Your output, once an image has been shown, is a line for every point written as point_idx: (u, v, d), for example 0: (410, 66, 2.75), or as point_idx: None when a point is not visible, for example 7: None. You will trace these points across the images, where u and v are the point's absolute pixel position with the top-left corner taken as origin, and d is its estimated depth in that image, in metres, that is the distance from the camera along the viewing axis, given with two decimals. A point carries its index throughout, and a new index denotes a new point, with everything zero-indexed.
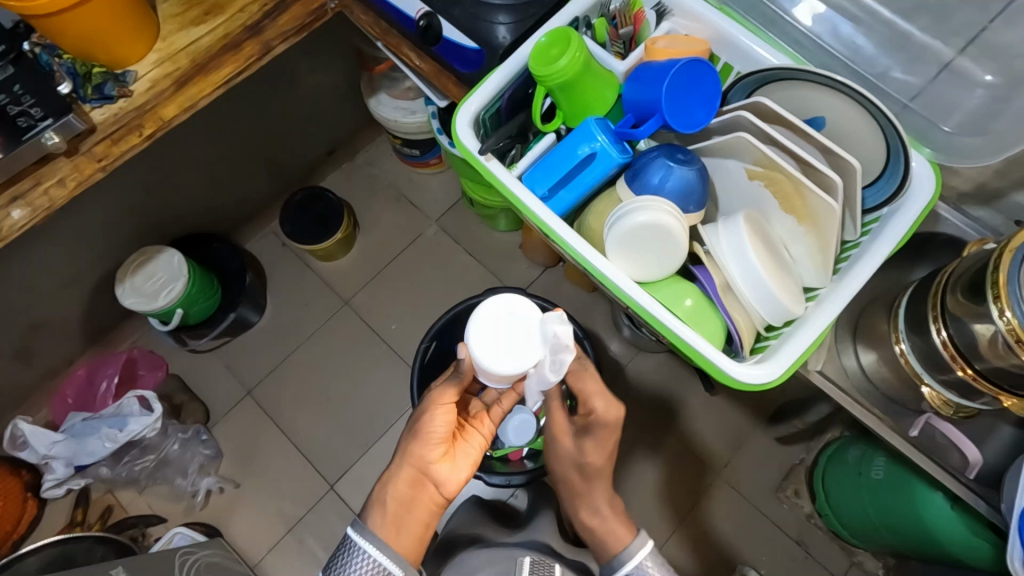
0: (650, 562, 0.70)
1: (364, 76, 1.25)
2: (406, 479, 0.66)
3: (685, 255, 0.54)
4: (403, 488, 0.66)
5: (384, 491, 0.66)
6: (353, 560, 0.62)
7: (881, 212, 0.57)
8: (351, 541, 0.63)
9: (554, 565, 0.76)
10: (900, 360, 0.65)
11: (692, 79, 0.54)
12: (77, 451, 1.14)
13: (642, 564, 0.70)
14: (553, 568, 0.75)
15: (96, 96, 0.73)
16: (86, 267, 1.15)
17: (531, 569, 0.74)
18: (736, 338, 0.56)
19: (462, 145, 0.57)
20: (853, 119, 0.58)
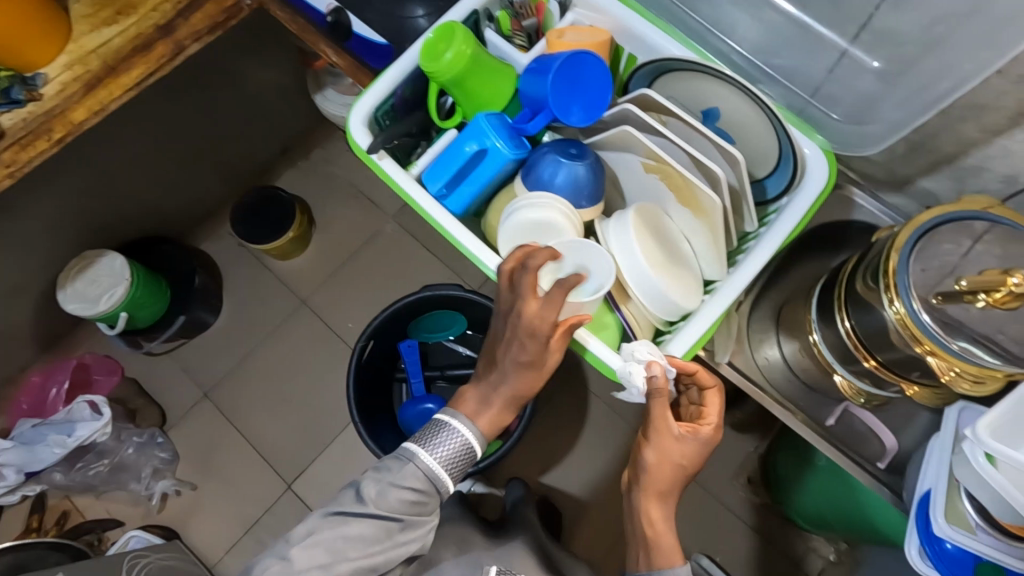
0: None
1: (309, 73, 1.24)
2: (510, 403, 0.61)
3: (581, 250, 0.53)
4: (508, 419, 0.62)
5: (488, 411, 0.61)
6: (443, 441, 0.61)
7: (781, 202, 0.58)
8: (449, 429, 0.61)
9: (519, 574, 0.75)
10: (813, 350, 0.65)
11: (578, 71, 0.53)
12: (28, 458, 1.11)
13: None
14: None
15: (5, 100, 0.71)
16: (30, 273, 1.14)
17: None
18: (631, 334, 0.56)
19: (356, 143, 0.56)
20: (745, 112, 0.58)
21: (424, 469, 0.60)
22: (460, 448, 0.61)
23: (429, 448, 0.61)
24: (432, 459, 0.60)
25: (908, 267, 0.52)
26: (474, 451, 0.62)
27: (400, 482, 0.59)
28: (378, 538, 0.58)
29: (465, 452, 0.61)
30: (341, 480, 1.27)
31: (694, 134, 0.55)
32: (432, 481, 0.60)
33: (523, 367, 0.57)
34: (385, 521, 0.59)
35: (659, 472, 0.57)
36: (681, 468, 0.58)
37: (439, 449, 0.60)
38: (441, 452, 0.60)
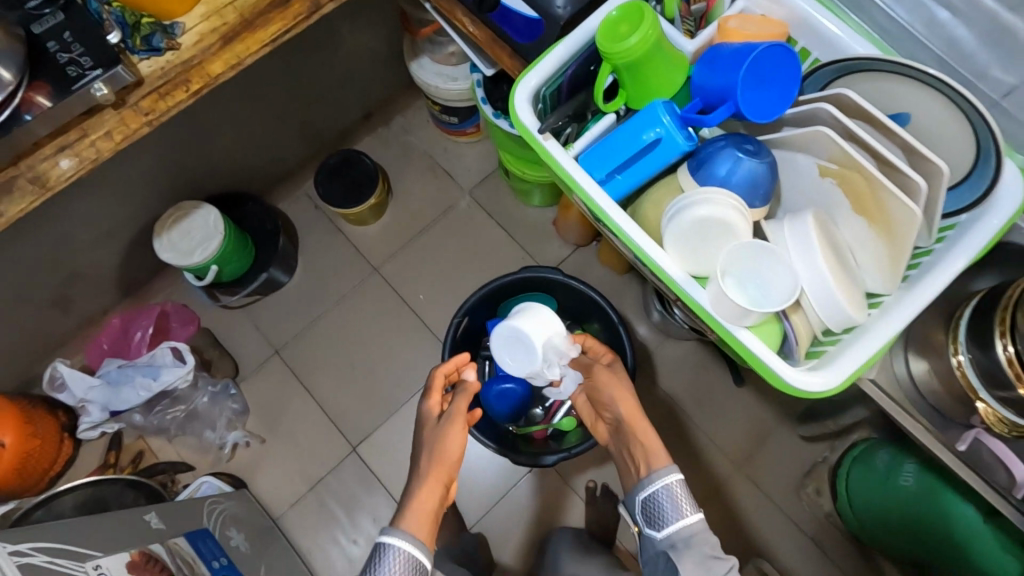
0: (678, 488, 0.66)
1: (406, 37, 1.21)
2: (432, 490, 0.66)
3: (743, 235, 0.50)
4: (430, 504, 0.65)
5: (409, 501, 0.65)
6: (384, 563, 0.59)
7: (959, 218, 0.52)
8: (391, 547, 0.60)
9: None
10: (956, 372, 0.63)
11: (770, 64, 0.51)
12: (112, 397, 1.19)
13: (669, 487, 0.66)
14: None
15: (145, 47, 0.72)
16: (124, 219, 1.16)
17: None
18: (794, 343, 0.52)
19: (520, 121, 0.56)
20: (947, 123, 0.53)
21: None
22: (403, 564, 0.60)
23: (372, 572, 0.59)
24: None
25: None
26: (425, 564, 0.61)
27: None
28: None
29: (417, 562, 0.60)
30: (405, 448, 1.29)
31: (881, 136, 0.51)
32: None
33: (434, 447, 0.69)
34: None
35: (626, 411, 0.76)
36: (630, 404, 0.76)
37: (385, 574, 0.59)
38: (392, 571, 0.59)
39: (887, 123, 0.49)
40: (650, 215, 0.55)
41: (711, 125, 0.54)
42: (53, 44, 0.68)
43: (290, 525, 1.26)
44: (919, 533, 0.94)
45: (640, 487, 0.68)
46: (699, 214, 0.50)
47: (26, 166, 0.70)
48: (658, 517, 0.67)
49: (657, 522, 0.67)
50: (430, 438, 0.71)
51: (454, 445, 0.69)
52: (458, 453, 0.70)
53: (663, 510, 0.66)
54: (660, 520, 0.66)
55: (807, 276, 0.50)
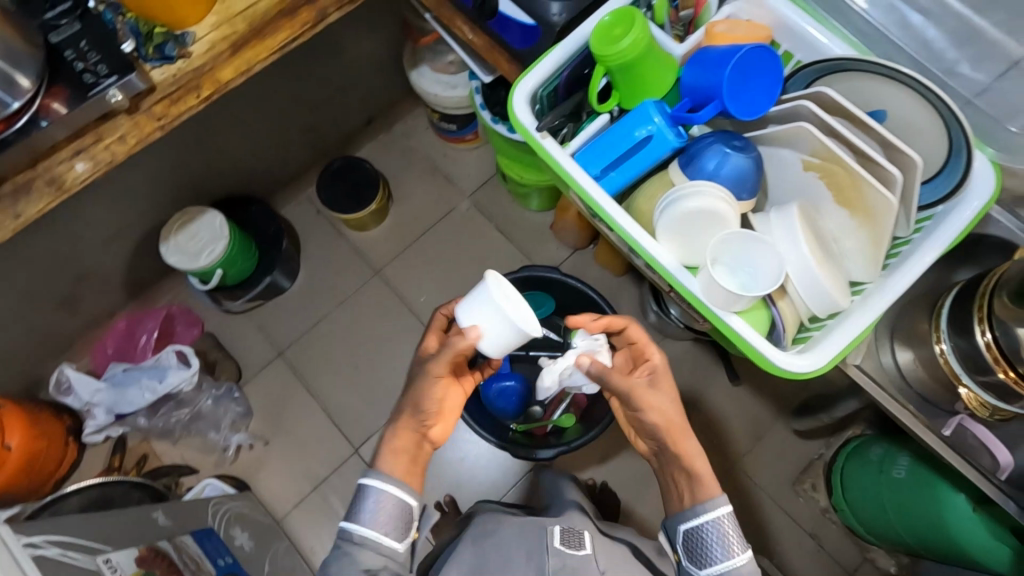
0: (727, 522, 0.64)
1: (407, 46, 1.25)
2: (404, 436, 0.70)
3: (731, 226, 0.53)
4: (403, 447, 0.69)
5: (384, 444, 0.70)
6: (366, 505, 0.66)
7: (936, 209, 0.55)
8: (365, 488, 0.66)
9: (582, 532, 0.74)
10: (939, 360, 0.65)
11: (754, 65, 0.54)
12: (118, 400, 1.21)
13: (718, 521, 0.64)
14: (583, 534, 0.73)
15: (158, 55, 0.75)
16: (131, 224, 1.19)
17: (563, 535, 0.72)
18: (781, 329, 0.55)
19: (519, 120, 0.59)
20: (922, 119, 0.56)
21: (367, 536, 0.64)
22: (383, 505, 0.65)
23: (355, 510, 0.66)
24: (364, 524, 0.65)
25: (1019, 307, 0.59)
26: (405, 502, 0.67)
27: (351, 555, 0.63)
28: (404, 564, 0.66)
29: (392, 499, 0.66)
30: None
31: (860, 131, 0.54)
32: (377, 536, 0.64)
33: (411, 396, 0.71)
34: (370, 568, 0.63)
35: (666, 428, 0.67)
36: (671, 417, 0.67)
37: (367, 511, 0.65)
38: (367, 509, 0.65)
39: (865, 119, 0.52)
40: (643, 209, 0.58)
41: (700, 123, 0.57)
42: (71, 53, 0.71)
43: (293, 526, 1.27)
44: (914, 527, 0.95)
45: (685, 517, 0.66)
46: (688, 207, 0.53)
47: (43, 170, 0.73)
48: (703, 552, 0.65)
49: (703, 559, 0.64)
50: (411, 386, 0.72)
51: (427, 394, 0.69)
52: (435, 403, 0.70)
53: (712, 548, 0.64)
54: (707, 560, 0.64)
55: (793, 265, 0.53)
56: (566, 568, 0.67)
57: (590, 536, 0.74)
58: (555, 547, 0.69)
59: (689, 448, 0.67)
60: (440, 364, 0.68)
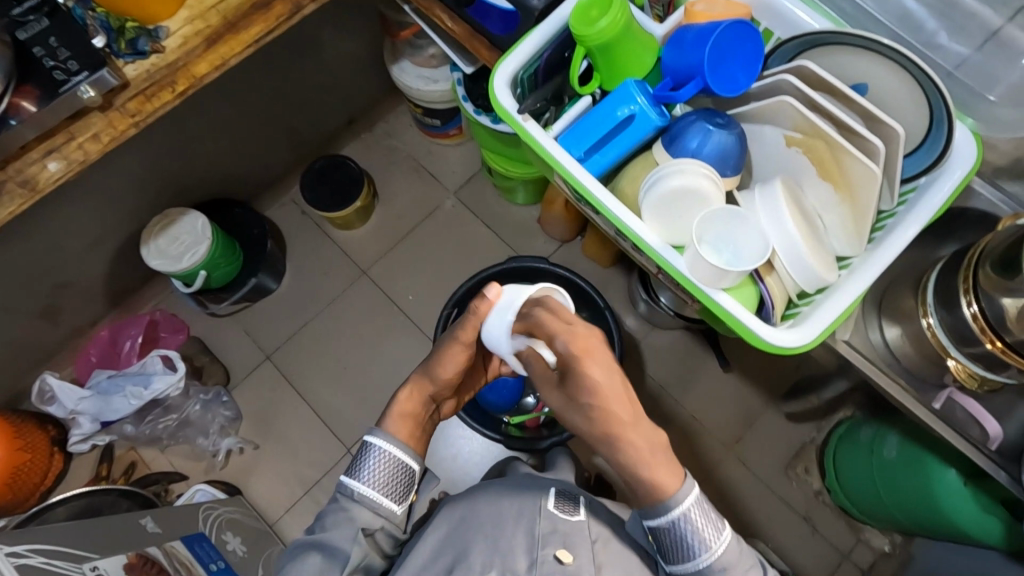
0: (696, 512, 0.59)
1: (386, 42, 1.24)
2: (413, 396, 0.68)
3: (716, 202, 0.53)
4: (411, 409, 0.68)
5: (391, 404, 0.68)
6: (369, 462, 0.63)
7: (918, 181, 0.55)
8: (371, 446, 0.64)
9: (578, 495, 0.73)
10: (927, 334, 0.66)
11: (733, 41, 0.54)
12: (103, 408, 1.19)
13: (688, 514, 0.59)
14: (577, 500, 0.72)
15: (130, 51, 0.74)
16: (111, 229, 1.17)
17: (557, 499, 0.71)
18: (769, 305, 0.55)
19: (500, 104, 0.58)
20: (903, 91, 0.56)
21: (365, 495, 0.63)
22: (387, 464, 0.63)
23: (357, 468, 0.64)
24: (363, 484, 0.63)
25: (1002, 277, 0.59)
26: (410, 465, 0.65)
27: (350, 511, 0.62)
28: (399, 527, 0.65)
29: (398, 462, 0.64)
30: None
31: (841, 106, 0.53)
32: (377, 496, 0.63)
33: (428, 360, 0.70)
34: (361, 528, 0.62)
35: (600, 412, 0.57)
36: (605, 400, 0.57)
37: (368, 471, 0.63)
38: (371, 468, 0.63)
39: (847, 92, 0.52)
40: (627, 190, 0.58)
41: (682, 102, 0.57)
42: (40, 49, 0.69)
43: (286, 530, 1.26)
44: (907, 506, 0.96)
45: (656, 510, 0.59)
46: (674, 183, 0.53)
47: (15, 170, 0.71)
48: (679, 547, 0.60)
49: (681, 556, 0.61)
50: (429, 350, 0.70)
51: (447, 363, 0.68)
52: (451, 371, 0.68)
53: (687, 543, 0.60)
54: (685, 556, 0.60)
55: (779, 239, 0.53)
56: (557, 532, 0.66)
57: (585, 501, 0.73)
58: (548, 509, 0.69)
59: (634, 438, 0.57)
60: (467, 334, 0.66)
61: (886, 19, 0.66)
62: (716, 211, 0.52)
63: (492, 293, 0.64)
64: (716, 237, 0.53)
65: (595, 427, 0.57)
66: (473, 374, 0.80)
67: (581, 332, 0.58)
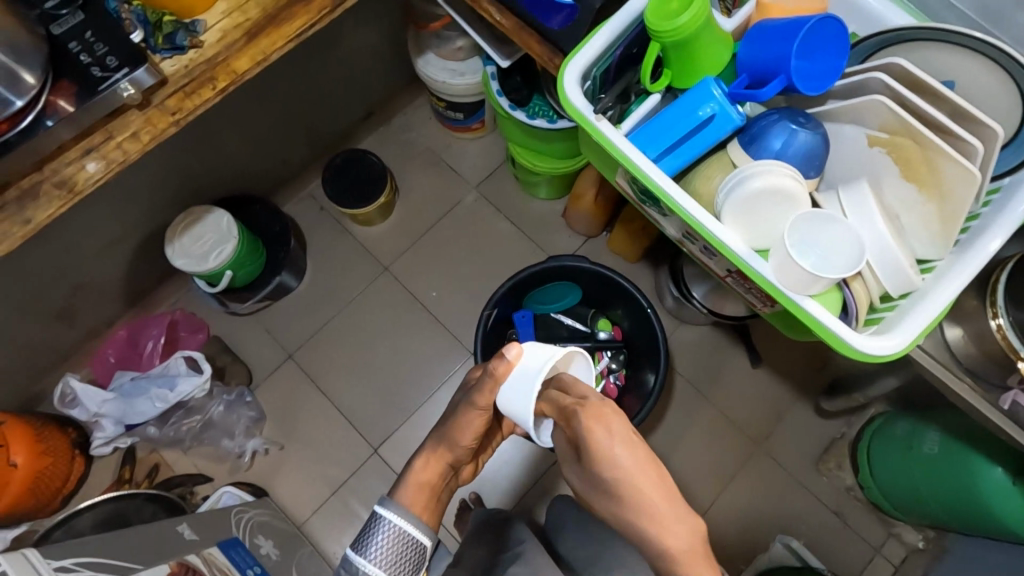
0: None
1: (410, 33, 1.21)
2: (429, 466, 0.65)
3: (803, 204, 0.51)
4: (425, 480, 0.64)
5: (406, 475, 0.64)
6: (376, 539, 0.58)
7: (1003, 181, 0.53)
8: (381, 518, 0.59)
9: None
10: (996, 335, 0.65)
11: (819, 38, 0.52)
12: (126, 410, 1.17)
13: None
14: None
15: (168, 45, 0.71)
16: (131, 227, 1.14)
17: None
18: (853, 311, 0.53)
19: (570, 102, 0.56)
20: (988, 88, 0.54)
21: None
22: (397, 539, 0.58)
23: (363, 544, 0.58)
24: (370, 563, 0.57)
25: None
26: (420, 540, 0.59)
27: None
28: None
29: (408, 538, 0.59)
30: None
31: (929, 102, 0.52)
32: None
33: (444, 425, 0.67)
34: None
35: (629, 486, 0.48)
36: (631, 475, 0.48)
37: (374, 547, 0.58)
38: (378, 544, 0.58)
39: (939, 89, 0.50)
40: (702, 190, 0.56)
41: (760, 101, 0.55)
42: (76, 44, 0.66)
43: (314, 531, 1.24)
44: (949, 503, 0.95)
45: None
46: (761, 185, 0.51)
47: (51, 171, 0.68)
48: None
49: None
50: (447, 416, 0.68)
51: (464, 431, 0.65)
52: (467, 434, 0.66)
53: None
54: None
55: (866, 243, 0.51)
56: None
57: None
58: None
59: (670, 534, 0.47)
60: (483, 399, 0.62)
61: None
62: (802, 216, 0.50)
63: (513, 354, 0.61)
64: (805, 241, 0.50)
65: (621, 511, 0.48)
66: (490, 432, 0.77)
67: (594, 403, 0.52)
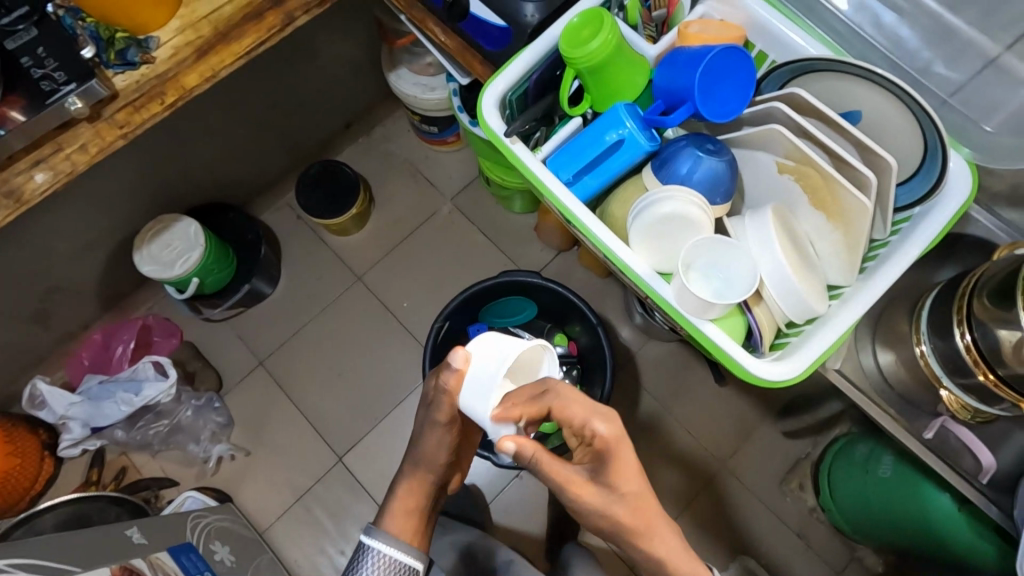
0: None
1: (384, 48, 1.23)
2: (411, 491, 0.72)
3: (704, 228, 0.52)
4: (410, 505, 0.71)
5: (392, 500, 0.72)
6: (365, 567, 0.68)
7: (912, 211, 0.54)
8: (368, 548, 0.68)
9: None
10: (919, 362, 0.65)
11: (725, 66, 0.53)
12: (94, 413, 1.19)
13: None
14: None
15: (119, 61, 0.73)
16: (104, 233, 1.16)
17: None
18: (758, 335, 0.54)
19: (488, 125, 0.57)
20: (896, 119, 0.55)
21: None
22: (385, 565, 0.68)
23: (355, 568, 0.68)
24: None
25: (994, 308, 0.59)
26: (408, 562, 0.69)
27: None
28: None
29: (396, 564, 0.68)
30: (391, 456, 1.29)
31: (833, 132, 0.52)
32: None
33: (416, 451, 0.71)
34: None
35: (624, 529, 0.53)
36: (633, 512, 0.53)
37: (364, 574, 0.67)
38: (368, 572, 0.67)
39: (838, 120, 0.51)
40: (617, 213, 0.57)
41: (673, 126, 0.56)
42: (27, 60, 0.68)
43: (277, 538, 1.25)
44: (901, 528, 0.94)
45: None
46: (660, 209, 0.52)
47: (2, 181, 0.70)
48: None
49: None
50: (417, 438, 0.71)
51: (433, 450, 0.69)
52: (439, 455, 0.70)
53: None
54: None
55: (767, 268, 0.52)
56: None
57: None
58: None
59: (661, 545, 0.54)
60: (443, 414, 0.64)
61: (880, 46, 0.65)
62: (704, 239, 0.51)
63: (458, 360, 0.59)
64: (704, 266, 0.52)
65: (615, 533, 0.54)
66: (471, 434, 0.79)
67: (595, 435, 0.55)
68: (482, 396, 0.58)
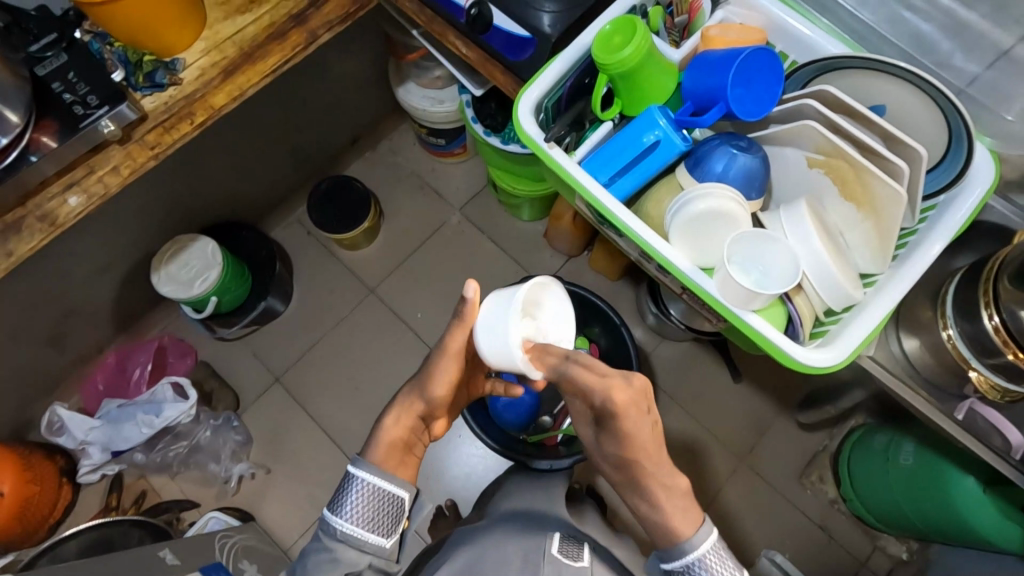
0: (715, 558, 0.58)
1: (392, 63, 1.25)
2: (405, 422, 0.66)
3: (743, 224, 0.54)
4: (399, 437, 0.65)
5: (378, 431, 0.65)
6: (350, 501, 0.60)
7: (937, 199, 0.56)
8: (354, 478, 0.61)
9: (582, 543, 0.72)
10: (947, 345, 0.66)
11: (754, 67, 0.55)
12: (113, 436, 1.18)
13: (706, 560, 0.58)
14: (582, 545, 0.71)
15: (148, 83, 0.74)
16: (119, 255, 1.16)
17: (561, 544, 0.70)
18: (798, 324, 0.55)
19: (524, 131, 0.59)
20: (919, 112, 0.58)
21: (346, 535, 0.59)
22: (372, 495, 0.60)
23: (339, 502, 0.60)
24: (345, 522, 0.59)
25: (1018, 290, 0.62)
26: (395, 494, 0.61)
27: (333, 553, 0.59)
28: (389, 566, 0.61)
29: (384, 493, 0.61)
30: None
31: (860, 125, 0.55)
32: (359, 532, 0.59)
33: (418, 376, 0.67)
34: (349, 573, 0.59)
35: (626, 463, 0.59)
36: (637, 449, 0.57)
37: (348, 506, 0.60)
38: (353, 503, 0.60)
39: (867, 114, 0.54)
40: (652, 211, 0.59)
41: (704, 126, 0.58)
42: (59, 84, 0.70)
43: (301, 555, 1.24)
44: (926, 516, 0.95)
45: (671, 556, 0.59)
46: (700, 208, 0.53)
47: (35, 205, 0.71)
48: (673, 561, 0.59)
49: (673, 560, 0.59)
50: (419, 367, 0.68)
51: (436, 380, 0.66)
52: (442, 386, 0.66)
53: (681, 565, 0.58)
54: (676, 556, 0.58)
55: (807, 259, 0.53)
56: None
57: (591, 547, 0.73)
58: (551, 552, 0.68)
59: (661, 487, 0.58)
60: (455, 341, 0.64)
61: (900, 41, 0.70)
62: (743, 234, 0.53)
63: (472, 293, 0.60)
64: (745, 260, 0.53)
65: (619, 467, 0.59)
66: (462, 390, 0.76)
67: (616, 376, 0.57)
68: (500, 337, 0.61)
